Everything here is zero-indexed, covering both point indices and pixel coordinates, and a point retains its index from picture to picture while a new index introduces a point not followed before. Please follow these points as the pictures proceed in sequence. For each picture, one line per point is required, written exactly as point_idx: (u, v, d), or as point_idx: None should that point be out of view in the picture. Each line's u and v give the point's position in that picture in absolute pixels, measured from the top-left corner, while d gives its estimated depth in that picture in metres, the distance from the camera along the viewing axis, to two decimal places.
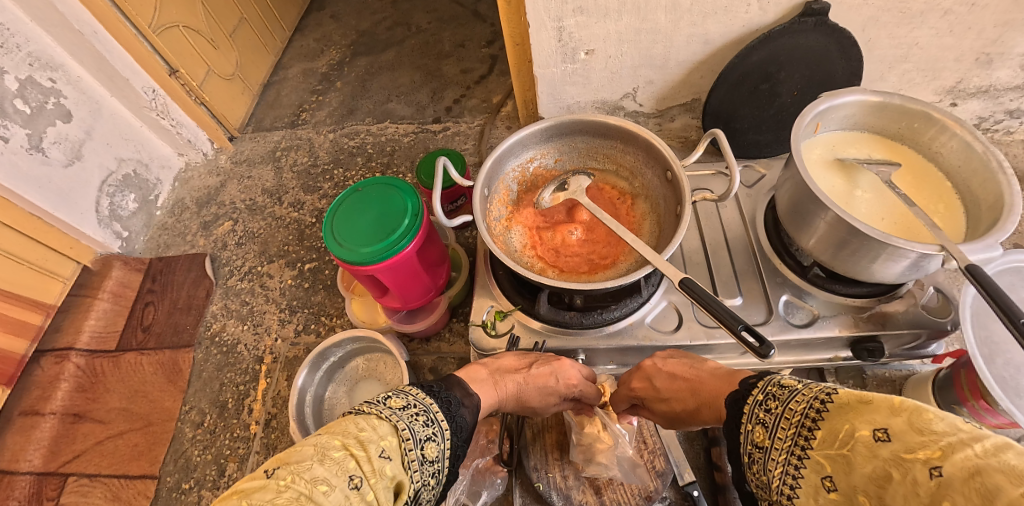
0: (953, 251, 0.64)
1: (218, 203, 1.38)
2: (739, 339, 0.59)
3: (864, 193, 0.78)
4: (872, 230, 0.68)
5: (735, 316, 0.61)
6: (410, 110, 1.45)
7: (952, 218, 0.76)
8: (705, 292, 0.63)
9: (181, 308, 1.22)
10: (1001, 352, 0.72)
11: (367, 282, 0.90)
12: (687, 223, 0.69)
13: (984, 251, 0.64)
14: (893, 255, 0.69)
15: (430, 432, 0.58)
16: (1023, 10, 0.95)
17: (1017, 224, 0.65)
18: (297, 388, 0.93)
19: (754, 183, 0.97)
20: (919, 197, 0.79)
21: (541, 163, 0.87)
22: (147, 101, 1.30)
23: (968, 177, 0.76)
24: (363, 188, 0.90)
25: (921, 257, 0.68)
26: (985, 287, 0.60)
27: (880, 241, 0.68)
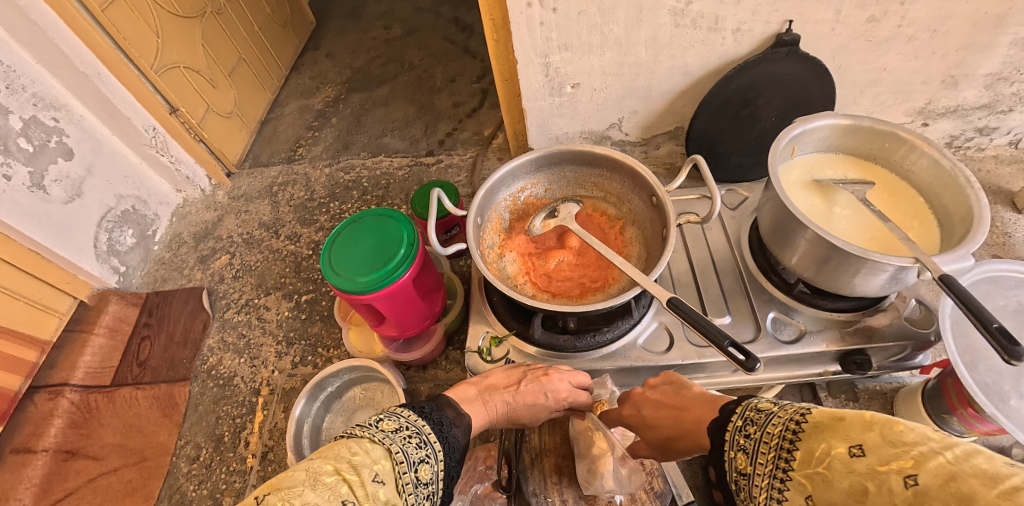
0: (927, 263, 0.67)
1: (216, 237, 1.40)
2: (727, 354, 0.61)
3: (842, 210, 0.81)
4: (850, 246, 0.71)
5: (722, 333, 0.63)
6: (404, 143, 1.49)
7: (927, 232, 0.79)
8: (693, 311, 0.65)
9: (177, 342, 1.22)
10: (983, 358, 0.74)
11: (364, 310, 0.92)
12: (672, 245, 0.71)
13: (957, 262, 0.67)
14: (872, 269, 0.72)
15: (423, 454, 0.59)
16: (981, 35, 1.01)
17: (987, 235, 0.68)
18: (295, 418, 0.93)
19: (738, 205, 1.00)
20: (896, 214, 0.82)
21: (532, 192, 0.90)
22: (148, 139, 1.34)
23: (939, 193, 0.80)
24: (359, 219, 0.93)
25: (898, 270, 0.71)
26: (960, 297, 0.62)
27: (858, 256, 0.71)
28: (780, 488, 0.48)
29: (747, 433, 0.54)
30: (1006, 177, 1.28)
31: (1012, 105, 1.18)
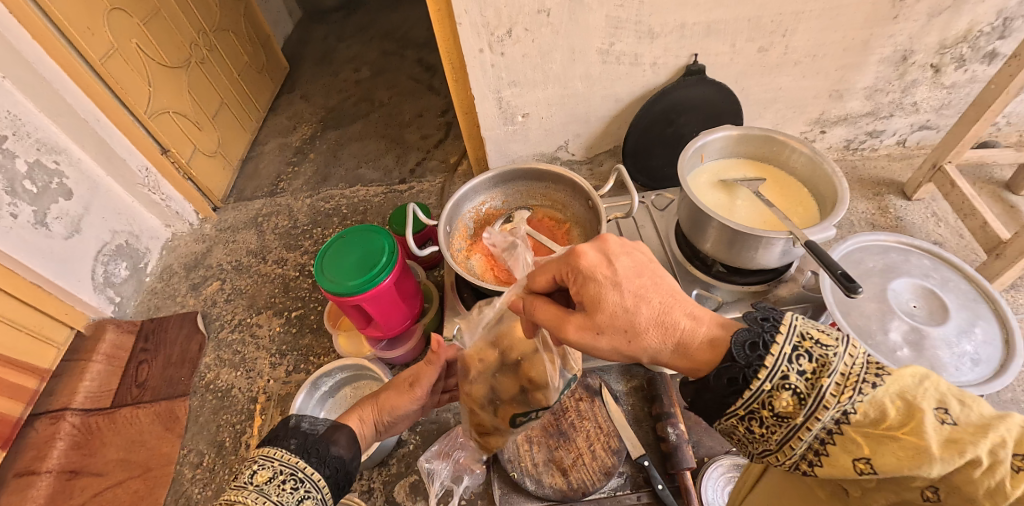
0: (798, 234, 0.87)
1: (206, 266, 1.51)
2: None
3: (742, 202, 1.01)
4: (742, 227, 0.91)
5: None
6: (378, 173, 1.65)
7: (809, 213, 0.99)
8: None
9: (175, 363, 1.32)
10: (855, 307, 0.94)
11: (353, 312, 1.06)
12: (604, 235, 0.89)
13: (821, 232, 0.87)
14: (763, 244, 0.91)
15: (302, 491, 0.68)
16: (851, 56, 1.26)
17: (844, 211, 0.89)
18: (296, 407, 1.06)
19: (665, 207, 1.20)
20: (786, 202, 1.02)
21: (491, 204, 1.08)
22: (141, 178, 1.46)
23: (817, 183, 1.00)
24: (347, 235, 1.08)
25: (782, 243, 0.91)
26: (817, 255, 0.82)
27: (747, 234, 0.91)
28: (819, 447, 0.47)
29: (768, 381, 0.48)
30: (895, 172, 1.52)
31: (892, 111, 1.43)
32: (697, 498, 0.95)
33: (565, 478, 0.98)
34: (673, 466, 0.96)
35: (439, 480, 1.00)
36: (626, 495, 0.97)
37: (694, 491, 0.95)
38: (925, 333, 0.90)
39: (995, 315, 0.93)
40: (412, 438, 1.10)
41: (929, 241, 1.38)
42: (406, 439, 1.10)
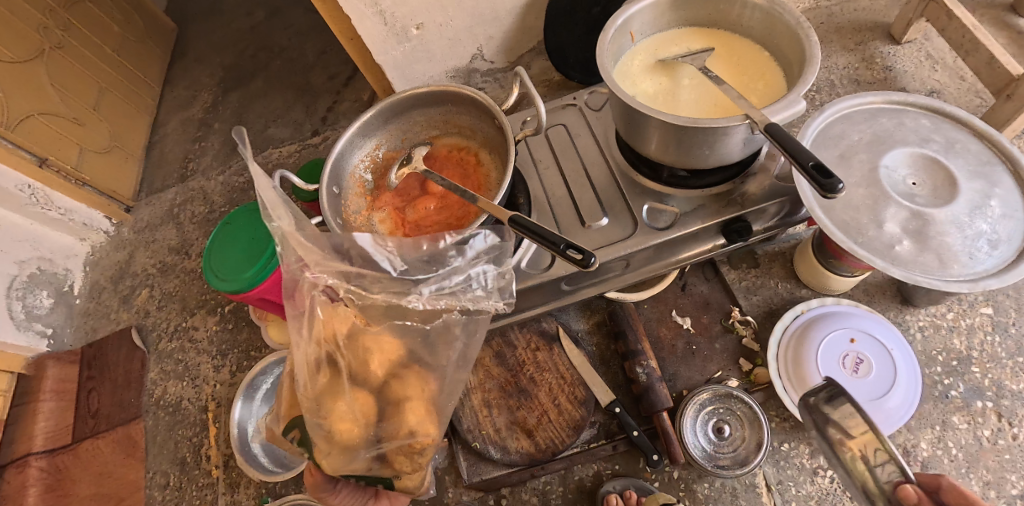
0: (755, 116, 0.68)
1: (133, 275, 1.37)
2: (566, 258, 0.62)
3: (687, 82, 0.82)
4: (681, 118, 0.72)
5: (558, 237, 0.64)
6: (288, 131, 1.43)
7: (774, 87, 0.81)
8: (533, 225, 0.66)
9: (122, 385, 1.23)
10: (838, 198, 0.79)
11: (263, 304, 0.94)
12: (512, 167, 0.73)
13: (786, 109, 0.68)
14: (715, 136, 0.73)
15: None
16: None
17: (817, 72, 0.70)
18: (235, 420, 1.00)
19: (603, 104, 0.97)
20: (743, 74, 0.83)
21: (387, 147, 0.90)
22: (26, 197, 1.27)
23: (780, 42, 0.81)
24: (231, 221, 0.95)
25: (736, 132, 0.72)
26: (782, 142, 0.65)
27: (691, 126, 0.72)
28: None
29: None
30: None
31: None
32: (677, 438, 0.88)
33: (531, 440, 0.89)
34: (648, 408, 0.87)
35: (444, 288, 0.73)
36: (601, 447, 0.90)
37: (673, 431, 0.88)
38: (930, 218, 0.75)
39: (1015, 181, 0.79)
40: None
41: (925, 90, 1.13)
42: None
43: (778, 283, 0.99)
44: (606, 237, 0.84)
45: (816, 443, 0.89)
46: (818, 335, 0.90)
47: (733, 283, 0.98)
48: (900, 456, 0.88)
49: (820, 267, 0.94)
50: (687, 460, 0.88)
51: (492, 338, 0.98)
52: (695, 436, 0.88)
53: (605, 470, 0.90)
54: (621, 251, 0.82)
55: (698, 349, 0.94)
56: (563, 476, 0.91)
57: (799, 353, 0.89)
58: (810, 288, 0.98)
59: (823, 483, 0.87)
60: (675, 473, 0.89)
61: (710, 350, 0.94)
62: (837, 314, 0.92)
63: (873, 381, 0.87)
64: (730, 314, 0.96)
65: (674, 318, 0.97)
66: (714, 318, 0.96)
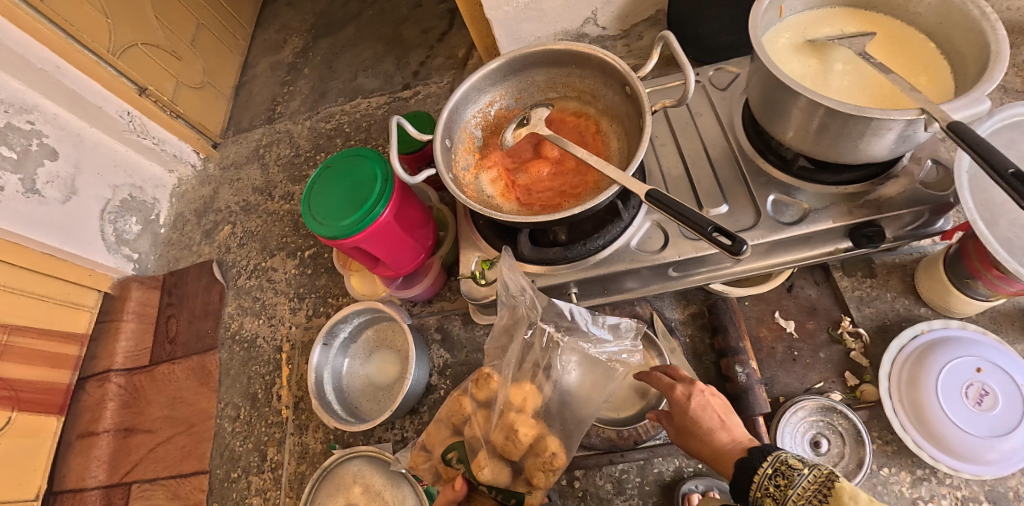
0: (934, 111, 0.62)
1: (215, 210, 1.39)
2: (713, 240, 0.63)
3: (839, 68, 0.76)
4: (845, 104, 0.67)
5: (706, 221, 0.64)
6: (378, 82, 1.42)
7: (939, 86, 0.72)
8: (676, 203, 0.67)
9: (200, 316, 1.27)
10: (1004, 214, 0.71)
11: (357, 253, 0.94)
12: (647, 137, 0.72)
13: (970, 107, 0.61)
14: (876, 129, 0.67)
15: None
16: None
17: (1005, 73, 0.62)
18: (313, 365, 1.01)
19: (729, 85, 0.96)
20: (903, 66, 0.75)
21: (501, 104, 0.91)
22: (125, 124, 1.30)
23: (951, 34, 0.72)
24: (333, 164, 0.95)
25: (904, 127, 0.66)
26: (967, 141, 0.59)
27: (856, 115, 0.66)
28: None
29: None
30: None
31: None
32: None
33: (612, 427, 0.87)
34: (742, 411, 0.84)
35: (602, 350, 0.79)
36: None
37: (766, 437, 0.84)
38: None
39: None
40: (441, 383, 1.02)
41: None
42: (435, 384, 1.02)
43: (895, 298, 0.91)
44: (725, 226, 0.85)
45: (919, 471, 0.82)
46: (938, 358, 0.82)
47: (846, 291, 0.92)
48: (1010, 500, 0.79)
49: (951, 287, 0.84)
50: None
51: None
52: (789, 446, 0.83)
53: (687, 468, 0.86)
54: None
55: (799, 355, 0.90)
56: (641, 467, 0.87)
57: (915, 375, 0.82)
58: (930, 307, 0.89)
59: None
60: None
61: (813, 359, 0.89)
62: (965, 338, 0.83)
63: (1002, 417, 0.78)
64: (839, 323, 0.91)
65: (776, 320, 0.93)
66: (820, 325, 0.91)
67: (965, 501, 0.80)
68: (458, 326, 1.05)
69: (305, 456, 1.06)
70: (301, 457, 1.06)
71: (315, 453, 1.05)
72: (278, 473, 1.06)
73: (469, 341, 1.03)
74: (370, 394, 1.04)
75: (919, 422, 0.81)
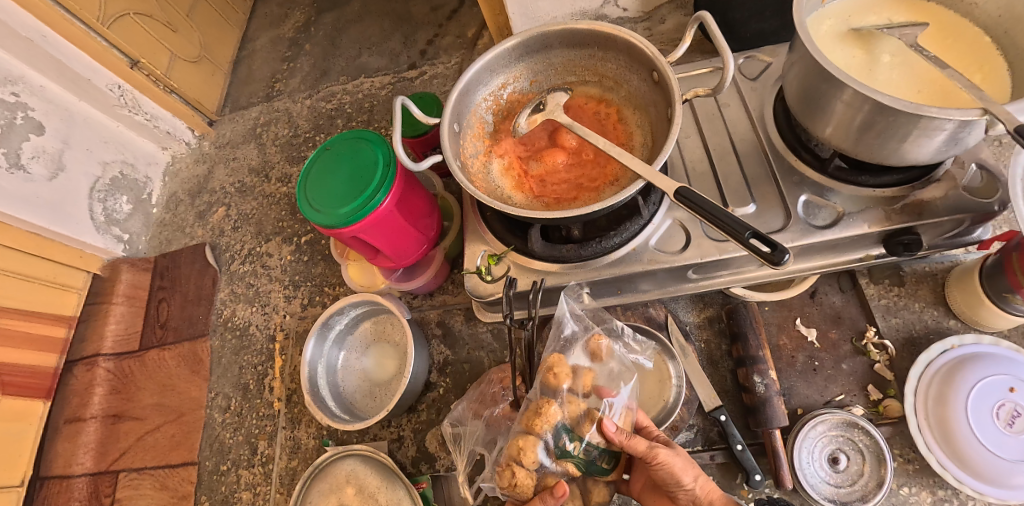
0: (998, 113, 0.59)
1: (210, 191, 1.34)
2: (749, 247, 0.58)
3: (887, 60, 0.75)
4: (899, 101, 0.63)
5: (742, 224, 0.59)
6: (383, 61, 1.35)
7: (995, 83, 0.71)
8: (707, 204, 0.61)
9: (192, 301, 1.22)
10: None
11: (355, 244, 0.89)
12: (678, 128, 0.67)
13: None
14: (928, 129, 0.64)
15: None
16: None
17: None
18: (307, 359, 0.96)
19: (759, 74, 0.90)
20: (958, 59, 0.74)
21: (515, 87, 0.84)
22: (116, 98, 1.24)
23: (1011, 29, 0.71)
24: (332, 146, 0.89)
25: (959, 128, 0.63)
26: None
27: (910, 113, 0.63)
28: None
29: None
30: None
31: None
32: (787, 462, 0.79)
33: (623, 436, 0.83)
34: (759, 423, 0.79)
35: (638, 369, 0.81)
36: (697, 454, 0.83)
37: (783, 453, 0.79)
38: None
39: None
40: (441, 381, 0.97)
41: None
42: (434, 381, 0.97)
43: (923, 311, 0.85)
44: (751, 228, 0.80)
45: (941, 493, 0.77)
46: (969, 375, 0.77)
47: (873, 299, 0.86)
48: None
49: (986, 302, 0.79)
50: (794, 487, 0.79)
51: None
52: (806, 462, 0.79)
53: None
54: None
55: (821, 366, 0.85)
56: None
57: (943, 392, 0.77)
58: (960, 318, 0.84)
59: None
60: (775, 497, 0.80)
61: (835, 370, 0.85)
62: (998, 355, 0.77)
63: None
64: (863, 334, 0.86)
65: (798, 327, 0.88)
66: (844, 334, 0.86)
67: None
68: (461, 322, 1.00)
69: (297, 451, 1.02)
70: (293, 452, 1.02)
71: (308, 449, 1.02)
72: (269, 468, 1.03)
73: (471, 338, 0.98)
74: (366, 389, 1.00)
75: (946, 442, 0.76)
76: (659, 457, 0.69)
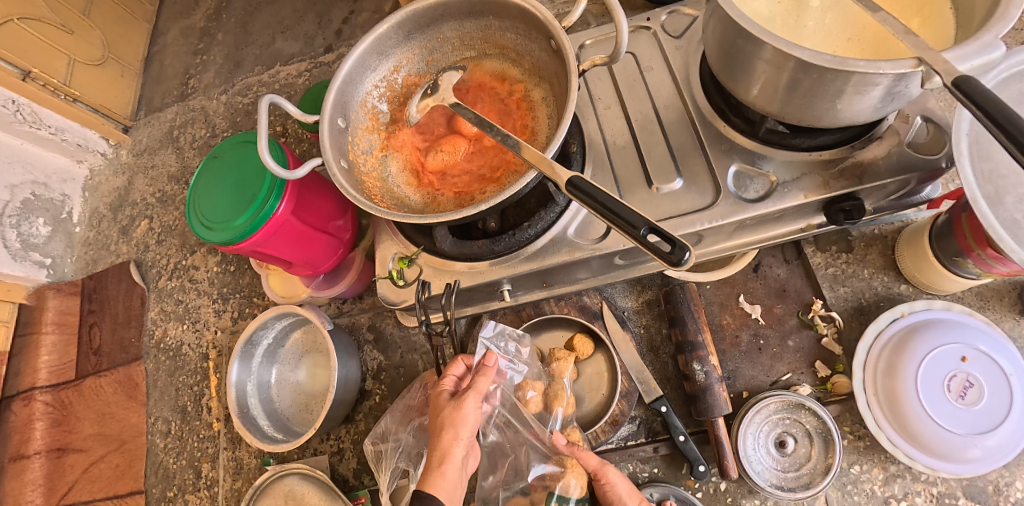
0: (933, 62, 0.51)
1: (131, 204, 1.26)
2: (645, 246, 0.49)
3: (818, 4, 0.66)
4: (823, 55, 0.54)
5: (639, 219, 0.50)
6: (298, 45, 1.24)
7: (935, 27, 0.63)
8: (601, 193, 0.52)
9: (122, 323, 1.16)
10: (1011, 188, 0.59)
11: (260, 257, 0.82)
12: (574, 102, 0.58)
13: (979, 55, 0.51)
14: (860, 85, 0.56)
15: None
16: None
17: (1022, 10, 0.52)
18: (232, 382, 0.91)
19: (684, 31, 0.81)
20: (897, 6, 0.67)
21: (409, 69, 0.74)
22: (11, 115, 1.14)
23: None
24: (219, 154, 0.81)
25: (894, 82, 0.55)
26: (979, 102, 0.47)
27: (836, 69, 0.54)
28: None
29: None
30: None
31: None
32: (732, 450, 0.74)
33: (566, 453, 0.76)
34: (701, 412, 0.74)
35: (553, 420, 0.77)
36: (639, 447, 0.79)
37: (727, 441, 0.74)
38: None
39: None
40: (376, 388, 0.92)
41: None
42: (369, 389, 0.93)
43: (873, 274, 0.80)
44: (679, 205, 0.72)
45: (893, 468, 0.74)
46: (919, 346, 0.72)
47: (819, 269, 0.81)
48: (989, 495, 0.71)
49: (935, 261, 0.74)
50: (739, 475, 0.75)
51: (522, 308, 0.85)
52: (752, 449, 0.74)
53: (642, 473, 0.79)
54: (697, 225, 0.69)
55: (766, 344, 0.80)
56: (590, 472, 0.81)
57: (893, 364, 0.73)
58: (911, 283, 0.79)
59: None
60: (722, 485, 0.77)
61: (781, 347, 0.79)
62: (949, 321, 0.73)
63: (987, 410, 0.69)
64: (810, 306, 0.80)
65: (741, 305, 0.82)
66: (790, 308, 0.81)
67: (940, 498, 0.72)
68: (392, 325, 0.94)
69: (240, 472, 0.99)
70: (236, 473, 0.99)
71: (250, 468, 0.98)
72: (214, 491, 1.00)
73: (404, 341, 0.93)
74: (302, 403, 0.95)
75: (895, 418, 0.72)
76: (606, 476, 0.71)
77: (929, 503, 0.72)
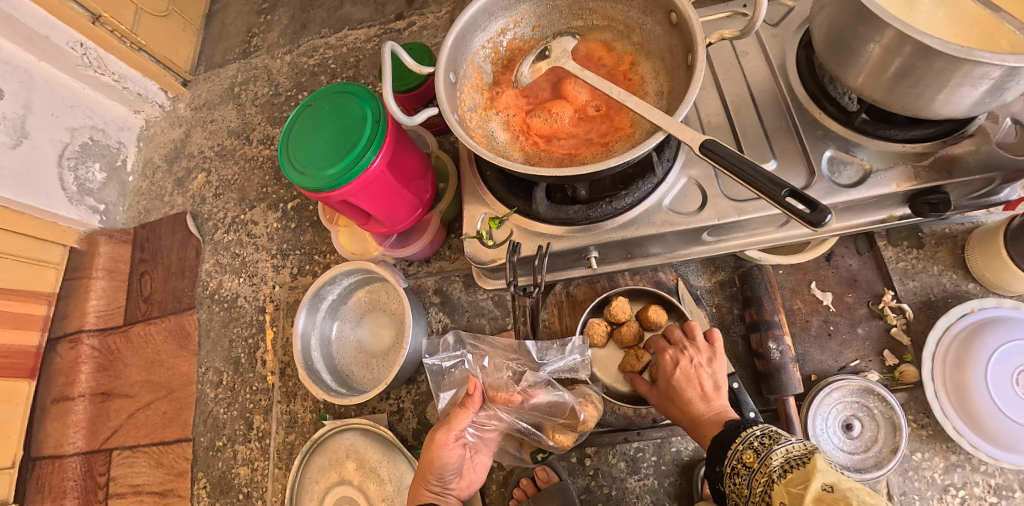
0: None
1: (188, 156, 1.26)
2: (787, 208, 0.51)
3: None
4: (948, 44, 0.56)
5: (778, 181, 0.52)
6: (368, 10, 1.24)
7: None
8: (734, 157, 0.53)
9: (175, 273, 1.16)
10: None
11: (344, 208, 0.82)
12: (700, 74, 0.59)
13: None
14: (969, 77, 0.58)
15: None
16: None
17: None
18: (299, 333, 0.91)
19: (781, 19, 0.82)
20: None
21: (516, 33, 0.75)
22: (78, 58, 1.14)
23: None
24: (315, 103, 0.82)
25: (1005, 77, 0.57)
26: None
27: (959, 58, 0.56)
28: None
29: None
30: None
31: None
32: (801, 429, 0.77)
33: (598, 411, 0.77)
34: (773, 390, 0.76)
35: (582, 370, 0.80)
36: None
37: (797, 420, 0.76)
38: None
39: None
40: None
41: None
42: None
43: (942, 271, 0.83)
44: None
45: (954, 457, 0.76)
46: (989, 340, 0.74)
47: (891, 262, 0.83)
48: None
49: (1008, 261, 0.76)
50: None
51: (597, 280, 0.86)
52: (820, 429, 0.77)
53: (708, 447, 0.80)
54: None
55: (836, 330, 0.82)
56: (657, 445, 0.82)
57: (962, 358, 0.75)
58: (979, 282, 0.81)
59: (953, 503, 0.75)
60: None
61: (851, 334, 0.82)
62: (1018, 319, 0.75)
63: None
64: (880, 297, 0.83)
65: (812, 291, 0.84)
66: (860, 298, 0.83)
67: (997, 489, 0.74)
68: (459, 289, 0.95)
69: (294, 426, 0.99)
70: (289, 426, 1.00)
71: (305, 423, 0.99)
72: (266, 442, 1.00)
73: (471, 306, 0.94)
74: (363, 361, 0.96)
75: (961, 407, 0.74)
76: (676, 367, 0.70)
77: (986, 494, 0.75)
